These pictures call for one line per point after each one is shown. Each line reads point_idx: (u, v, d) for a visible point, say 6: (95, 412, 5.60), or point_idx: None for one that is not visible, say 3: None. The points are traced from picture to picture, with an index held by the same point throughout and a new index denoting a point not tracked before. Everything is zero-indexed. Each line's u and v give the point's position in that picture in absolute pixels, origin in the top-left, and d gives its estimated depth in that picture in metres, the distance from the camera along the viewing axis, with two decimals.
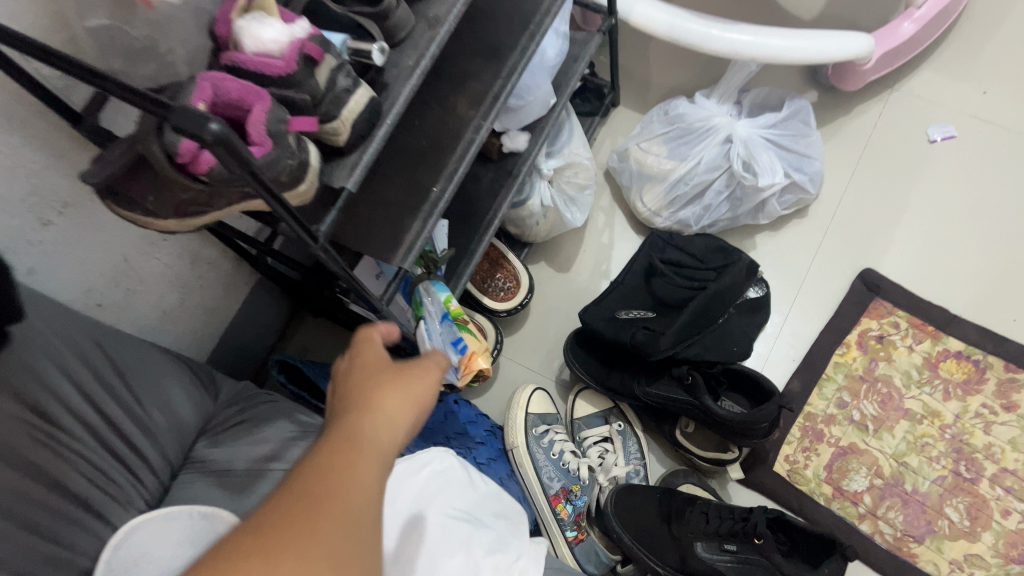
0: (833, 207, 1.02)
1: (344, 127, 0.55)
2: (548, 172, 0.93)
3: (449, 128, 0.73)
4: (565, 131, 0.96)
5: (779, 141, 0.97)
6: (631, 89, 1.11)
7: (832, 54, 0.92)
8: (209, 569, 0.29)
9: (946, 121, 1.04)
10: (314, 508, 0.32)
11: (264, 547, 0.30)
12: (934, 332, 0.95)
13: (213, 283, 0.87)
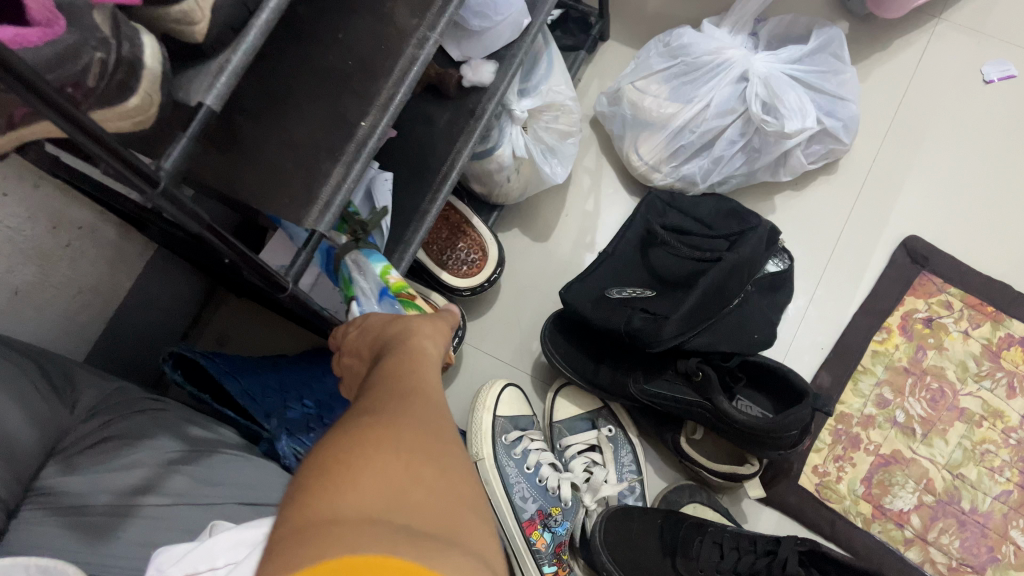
0: (868, 162, 0.84)
1: (200, 10, 0.36)
2: (521, 113, 0.74)
3: (385, 43, 0.54)
4: (542, 63, 0.77)
5: (805, 78, 0.79)
6: (622, 20, 0.92)
7: None
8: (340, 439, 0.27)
9: (1003, 58, 0.86)
10: (397, 420, 0.28)
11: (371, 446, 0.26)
12: (994, 314, 0.78)
13: (90, 253, 0.67)
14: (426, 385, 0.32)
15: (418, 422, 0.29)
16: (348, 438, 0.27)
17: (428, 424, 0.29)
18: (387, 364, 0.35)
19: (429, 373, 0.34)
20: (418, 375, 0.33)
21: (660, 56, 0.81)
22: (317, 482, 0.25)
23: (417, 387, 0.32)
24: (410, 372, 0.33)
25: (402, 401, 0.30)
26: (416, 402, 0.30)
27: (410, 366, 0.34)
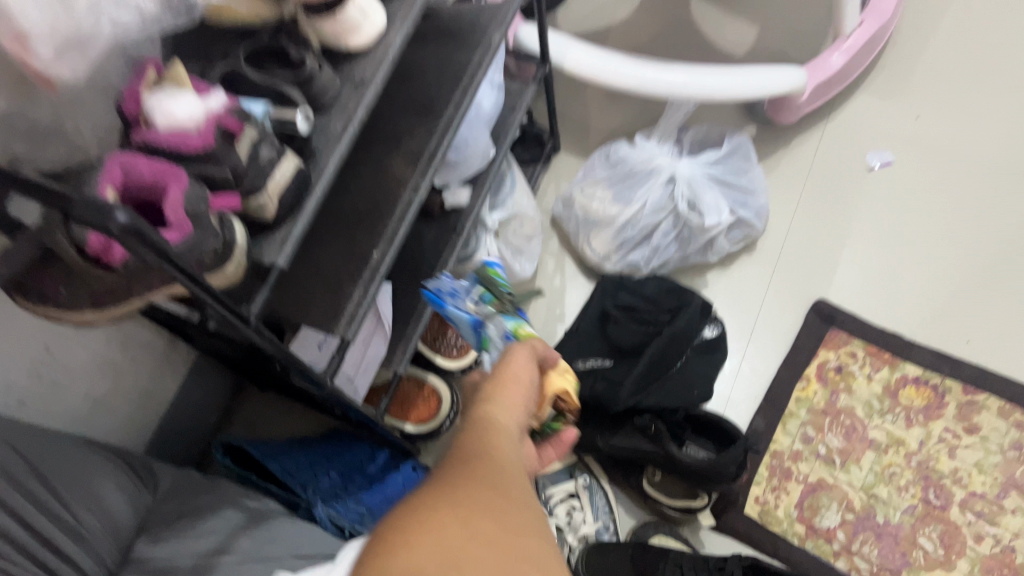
0: (780, 240, 1.02)
1: (272, 201, 0.52)
2: (493, 224, 0.92)
3: (386, 189, 0.69)
4: (507, 181, 0.94)
5: (720, 178, 0.97)
6: (571, 134, 1.11)
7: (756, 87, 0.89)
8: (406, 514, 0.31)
9: (883, 147, 1.05)
10: (455, 491, 0.33)
11: (427, 516, 0.31)
12: (890, 359, 0.95)
13: (147, 365, 0.82)
14: (492, 461, 0.37)
15: (482, 491, 0.34)
16: (416, 507, 0.32)
17: (493, 496, 0.34)
18: (459, 447, 0.40)
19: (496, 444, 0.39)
20: (484, 455, 0.38)
21: (607, 162, 1.00)
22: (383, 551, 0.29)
23: (480, 465, 0.36)
24: (478, 456, 0.38)
25: (464, 476, 0.35)
26: (482, 479, 0.35)
27: (481, 451, 0.39)
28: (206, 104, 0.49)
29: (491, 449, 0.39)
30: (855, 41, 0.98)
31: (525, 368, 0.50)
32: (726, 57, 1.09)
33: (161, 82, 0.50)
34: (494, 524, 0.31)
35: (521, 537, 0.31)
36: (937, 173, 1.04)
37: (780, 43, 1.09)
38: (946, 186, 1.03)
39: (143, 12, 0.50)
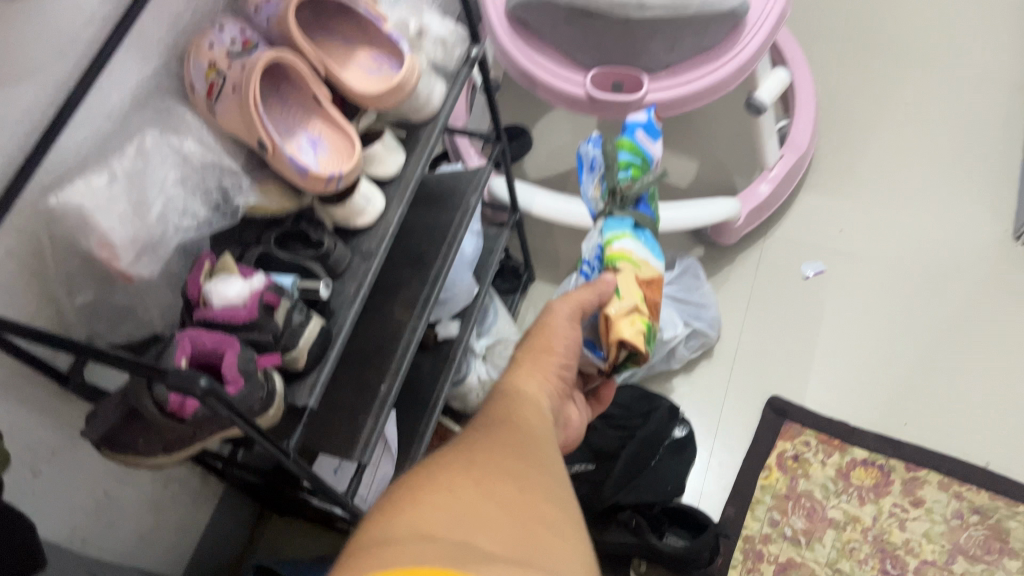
0: (734, 346, 1.16)
1: (302, 355, 0.64)
2: (481, 350, 1.05)
3: (389, 331, 0.82)
4: (491, 313, 1.08)
5: (676, 295, 1.11)
6: (544, 265, 1.26)
7: (695, 220, 1.04)
8: (415, 497, 0.35)
9: (816, 259, 1.22)
10: (463, 482, 0.37)
11: (434, 501, 0.34)
12: (840, 444, 1.07)
13: (183, 500, 0.93)
14: (497, 458, 0.41)
15: (498, 462, 0.41)
16: (425, 494, 0.35)
17: (508, 468, 0.41)
18: (490, 426, 0.48)
19: (506, 436, 0.46)
20: (488, 450, 0.43)
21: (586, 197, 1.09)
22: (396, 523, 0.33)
23: (485, 460, 0.41)
24: (505, 437, 0.46)
25: (474, 470, 0.39)
26: (502, 455, 0.42)
27: (509, 433, 0.47)
28: (251, 284, 0.62)
29: (514, 430, 0.48)
30: (778, 172, 1.17)
31: (566, 333, 0.63)
32: (671, 190, 1.26)
33: (215, 271, 0.64)
34: (501, 513, 0.35)
35: (530, 498, 0.38)
36: (863, 279, 1.20)
37: (718, 175, 1.26)
38: (871, 290, 1.19)
39: (197, 217, 0.66)
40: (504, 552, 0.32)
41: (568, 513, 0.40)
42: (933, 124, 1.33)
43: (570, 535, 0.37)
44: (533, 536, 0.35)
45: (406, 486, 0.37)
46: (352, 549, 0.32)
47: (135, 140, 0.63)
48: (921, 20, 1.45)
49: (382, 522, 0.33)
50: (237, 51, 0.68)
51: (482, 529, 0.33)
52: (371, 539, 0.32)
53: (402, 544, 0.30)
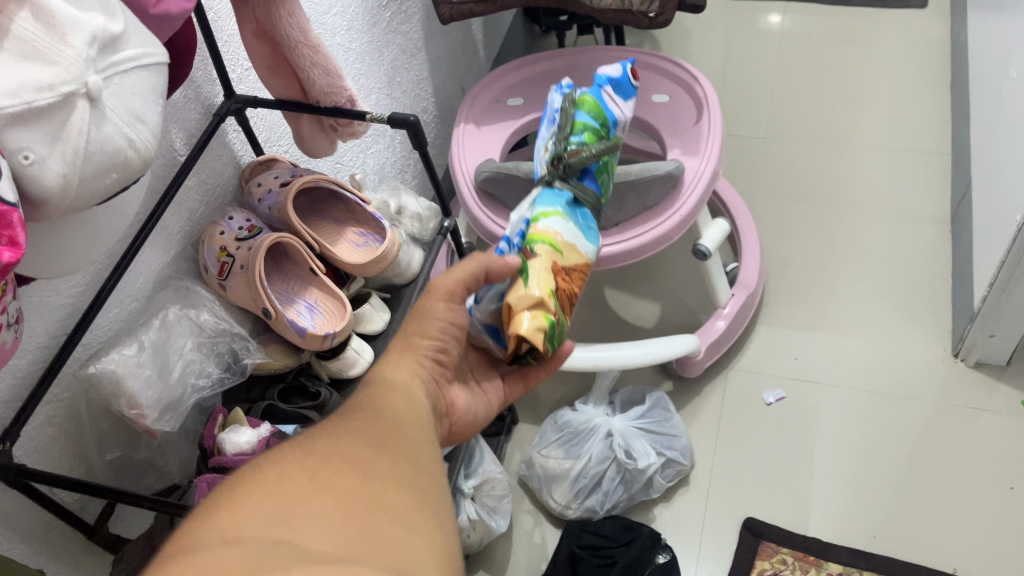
0: (708, 473, 1.24)
1: None
2: (469, 489, 1.12)
3: None
4: (477, 453, 1.16)
5: (647, 427, 1.20)
6: (527, 408, 1.36)
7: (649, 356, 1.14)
8: (238, 491, 0.38)
9: (776, 386, 1.33)
10: (287, 472, 0.39)
11: (251, 497, 0.37)
12: (814, 560, 1.13)
13: None
14: (340, 444, 0.43)
15: (343, 450, 0.42)
16: (247, 489, 0.38)
17: (356, 455, 0.42)
18: (352, 412, 0.49)
19: (366, 424, 0.47)
20: (338, 436, 0.44)
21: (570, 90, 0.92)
22: (205, 523, 0.36)
23: (329, 447, 0.43)
24: (362, 423, 0.47)
25: (309, 459, 0.41)
26: (356, 443, 0.44)
27: (370, 420, 0.48)
28: (259, 432, 0.71)
29: (377, 419, 0.49)
30: (732, 309, 1.29)
31: (440, 318, 0.63)
32: (638, 331, 1.38)
33: (227, 424, 0.73)
34: (323, 499, 0.37)
35: (368, 481, 0.40)
36: (821, 402, 1.30)
37: (680, 315, 1.38)
38: (828, 412, 1.29)
39: (210, 377, 0.75)
40: (321, 547, 0.34)
41: (419, 494, 0.42)
42: (869, 259, 1.48)
43: (415, 518, 0.40)
44: (363, 523, 0.37)
45: (235, 484, 0.39)
46: (165, 559, 0.34)
47: (158, 315, 0.74)
48: (850, 170, 1.64)
49: (202, 526, 0.36)
50: (243, 235, 0.80)
51: (303, 525, 0.36)
52: (187, 548, 0.35)
53: (208, 558, 0.33)
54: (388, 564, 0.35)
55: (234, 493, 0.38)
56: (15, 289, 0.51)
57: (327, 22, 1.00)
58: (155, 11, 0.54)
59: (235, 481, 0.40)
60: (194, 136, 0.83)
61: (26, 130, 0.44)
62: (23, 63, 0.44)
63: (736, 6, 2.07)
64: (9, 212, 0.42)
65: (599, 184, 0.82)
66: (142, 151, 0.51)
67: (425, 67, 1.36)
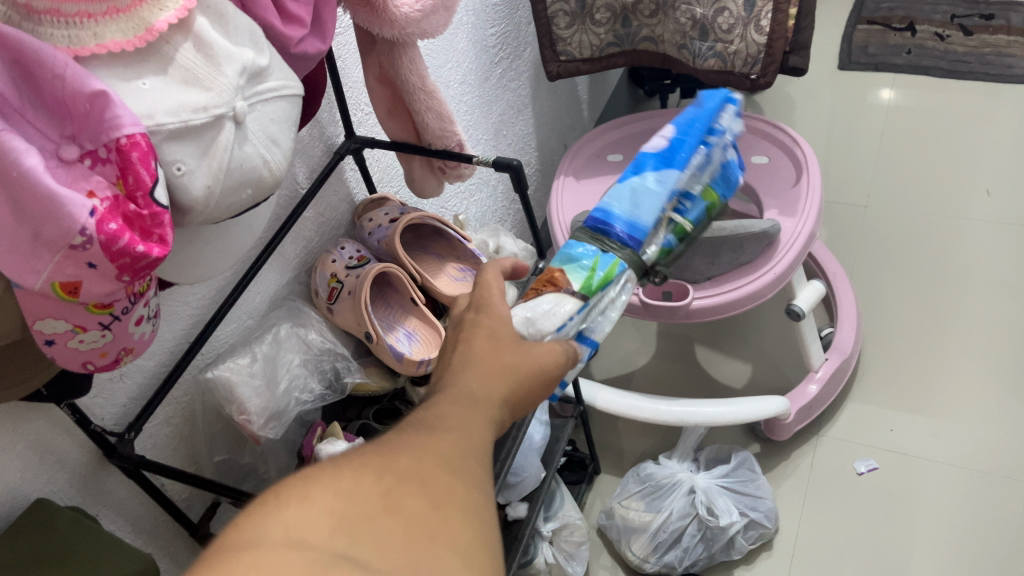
0: (793, 539, 1.22)
1: None
2: (548, 532, 1.14)
3: None
4: (558, 497, 1.17)
5: (731, 486, 1.18)
6: (610, 458, 1.36)
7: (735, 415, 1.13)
8: (299, 485, 0.36)
9: (868, 456, 1.29)
10: (354, 477, 0.37)
11: (314, 496, 0.35)
12: None
13: None
14: (416, 456, 0.40)
15: (422, 467, 0.39)
16: (309, 485, 0.36)
17: (432, 474, 0.39)
18: (432, 421, 0.45)
19: (444, 433, 0.43)
20: (414, 444, 0.41)
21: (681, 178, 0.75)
22: (262, 510, 0.34)
23: (402, 457, 0.39)
24: (444, 437, 0.43)
25: (379, 467, 0.38)
26: (432, 459, 0.40)
27: (452, 431, 0.44)
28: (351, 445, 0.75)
29: (457, 438, 0.43)
30: (824, 373, 1.28)
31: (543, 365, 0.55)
32: (728, 390, 1.37)
33: (324, 436, 0.78)
34: (388, 521, 0.35)
35: (440, 508, 0.37)
36: (917, 476, 1.26)
37: (771, 377, 1.37)
38: (923, 485, 1.24)
39: (313, 393, 0.80)
40: (383, 575, 0.32)
41: (485, 527, 0.39)
42: (973, 332, 1.44)
43: (476, 558, 0.36)
44: (424, 552, 0.34)
45: (306, 471, 0.37)
46: (231, 544, 0.32)
47: (271, 331, 0.80)
48: (957, 244, 1.60)
49: (269, 516, 0.33)
50: (353, 264, 0.86)
51: (365, 544, 0.33)
52: (254, 535, 0.32)
53: (272, 556, 0.31)
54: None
55: (294, 486, 0.35)
56: (156, 288, 0.57)
57: (442, 74, 1.07)
58: (295, 50, 0.61)
59: (300, 471, 0.37)
60: (316, 172, 0.90)
61: (181, 145, 0.50)
62: (184, 87, 0.51)
63: (844, 76, 2.07)
64: (161, 214, 0.46)
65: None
66: (275, 170, 0.57)
67: (530, 123, 1.42)
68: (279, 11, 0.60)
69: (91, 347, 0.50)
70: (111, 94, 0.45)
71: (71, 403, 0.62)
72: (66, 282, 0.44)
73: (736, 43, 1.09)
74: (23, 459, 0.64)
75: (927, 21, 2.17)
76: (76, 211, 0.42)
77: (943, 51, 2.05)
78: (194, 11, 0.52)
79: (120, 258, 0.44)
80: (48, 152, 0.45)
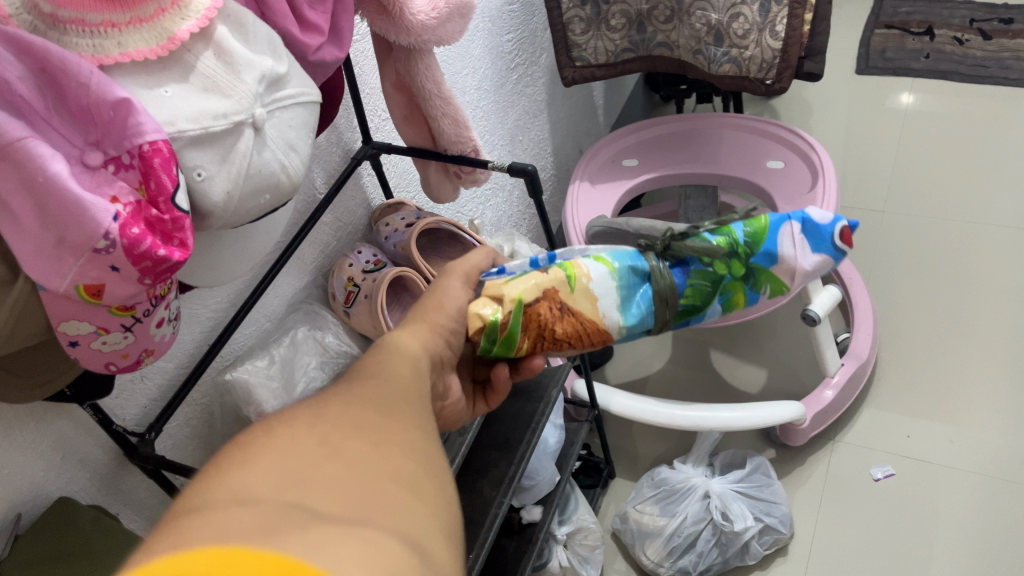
0: (809, 545, 1.21)
1: None
2: (562, 536, 1.15)
3: (478, 507, 0.88)
4: (572, 501, 1.18)
5: (746, 491, 1.18)
6: (624, 462, 1.37)
7: (744, 417, 1.13)
8: (231, 459, 0.35)
9: (885, 462, 1.29)
10: (287, 437, 0.36)
11: (252, 462, 0.34)
12: None
13: None
14: (344, 409, 0.40)
15: (352, 417, 0.39)
16: (242, 456, 0.35)
17: (364, 421, 0.39)
18: (353, 380, 0.45)
19: (362, 386, 0.44)
20: (336, 401, 0.41)
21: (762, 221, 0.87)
22: (200, 487, 0.33)
23: (330, 413, 0.39)
24: (369, 388, 0.44)
25: (309, 425, 0.37)
26: (362, 409, 0.41)
27: (377, 386, 0.44)
28: None
29: (382, 387, 0.44)
30: (840, 378, 1.27)
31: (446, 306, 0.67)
32: (743, 395, 1.37)
33: None
34: (332, 465, 0.34)
35: (380, 448, 0.37)
36: (934, 483, 1.25)
37: (787, 382, 1.37)
38: (941, 492, 1.24)
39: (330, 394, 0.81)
40: (336, 507, 0.31)
41: (428, 460, 0.39)
42: (991, 338, 1.43)
43: (426, 488, 0.36)
44: (372, 485, 0.34)
45: (242, 446, 0.36)
46: (178, 514, 0.31)
47: (289, 334, 0.82)
48: (976, 249, 1.59)
49: (218, 484, 0.32)
50: (369, 268, 0.87)
51: (313, 488, 0.32)
52: (202, 502, 0.31)
53: (222, 514, 0.30)
54: (399, 529, 0.32)
55: (226, 460, 0.35)
56: (177, 291, 0.58)
57: (458, 81, 1.08)
58: (313, 57, 0.62)
59: (225, 453, 0.36)
60: (333, 177, 0.92)
61: (201, 151, 0.51)
62: (205, 94, 0.52)
63: (862, 81, 2.07)
64: (183, 219, 0.48)
65: (690, 286, 0.82)
66: (293, 176, 0.58)
67: (546, 128, 1.43)
68: (297, 20, 0.61)
69: (114, 348, 0.51)
70: (134, 102, 0.46)
71: (93, 404, 0.63)
72: (90, 285, 0.45)
73: (752, 49, 1.09)
74: (46, 458, 0.65)
75: (946, 25, 2.15)
76: (100, 216, 0.43)
77: (962, 56, 2.04)
78: (215, 21, 0.53)
79: (141, 261, 0.45)
80: (73, 158, 0.46)
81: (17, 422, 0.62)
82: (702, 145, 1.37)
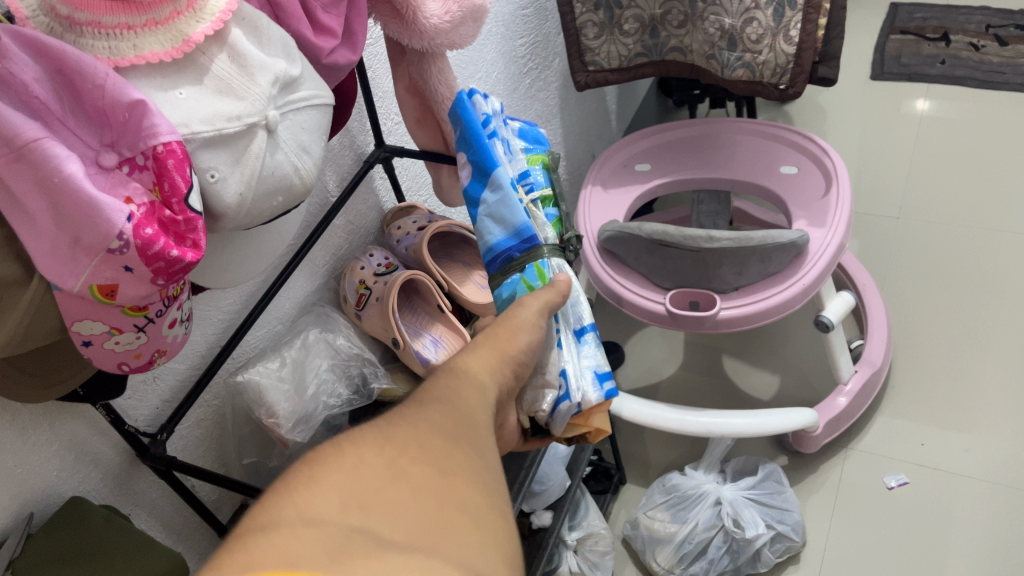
0: (820, 553, 1.20)
1: None
2: (572, 541, 1.14)
3: None
4: (582, 506, 1.18)
5: (758, 498, 1.18)
6: (635, 468, 1.36)
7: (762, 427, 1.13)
8: (296, 472, 0.34)
9: (899, 471, 1.28)
10: (351, 454, 0.35)
11: (314, 479, 0.33)
12: None
13: None
14: (422, 432, 0.39)
15: (422, 439, 0.38)
16: (310, 470, 0.34)
17: (432, 440, 0.39)
18: (427, 393, 0.44)
19: (442, 408, 0.42)
20: (411, 418, 0.40)
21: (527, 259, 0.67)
22: (264, 504, 0.33)
23: (409, 435, 0.38)
24: (444, 411, 0.42)
25: (378, 442, 0.37)
26: (428, 425, 0.40)
27: (446, 403, 0.43)
28: None
29: (455, 404, 0.43)
30: (853, 386, 1.27)
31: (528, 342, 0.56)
32: (756, 402, 1.36)
33: None
34: (397, 493, 0.34)
35: (447, 474, 0.36)
36: (948, 493, 1.24)
37: (800, 389, 1.36)
38: (955, 501, 1.22)
39: (342, 397, 0.80)
40: (397, 542, 0.31)
41: (487, 481, 0.38)
42: (1006, 346, 1.41)
43: (486, 517, 0.36)
44: (433, 514, 0.34)
45: (301, 459, 0.36)
46: (239, 531, 0.31)
47: (300, 337, 0.82)
48: (991, 257, 1.57)
49: (272, 502, 0.32)
50: (381, 271, 0.87)
51: (376, 515, 0.32)
52: (264, 522, 0.31)
53: (287, 536, 0.30)
54: (460, 564, 0.32)
55: (291, 474, 0.34)
56: (189, 292, 0.59)
57: (471, 85, 1.08)
58: (327, 61, 0.63)
59: (293, 464, 0.36)
60: (345, 180, 0.92)
61: (215, 152, 0.51)
62: (218, 97, 0.52)
63: (877, 87, 2.06)
64: (195, 219, 0.48)
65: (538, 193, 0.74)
66: (306, 178, 0.58)
67: (558, 133, 1.43)
68: (311, 23, 0.61)
69: (127, 348, 0.51)
70: (149, 103, 0.46)
71: (106, 404, 0.64)
72: (104, 285, 0.46)
73: (766, 54, 1.09)
74: (60, 459, 0.66)
75: (962, 31, 2.14)
76: (114, 217, 0.44)
77: (978, 62, 2.03)
78: (229, 23, 0.53)
79: (155, 262, 0.46)
80: (88, 159, 0.46)
81: (30, 421, 0.62)
82: (715, 149, 1.37)
